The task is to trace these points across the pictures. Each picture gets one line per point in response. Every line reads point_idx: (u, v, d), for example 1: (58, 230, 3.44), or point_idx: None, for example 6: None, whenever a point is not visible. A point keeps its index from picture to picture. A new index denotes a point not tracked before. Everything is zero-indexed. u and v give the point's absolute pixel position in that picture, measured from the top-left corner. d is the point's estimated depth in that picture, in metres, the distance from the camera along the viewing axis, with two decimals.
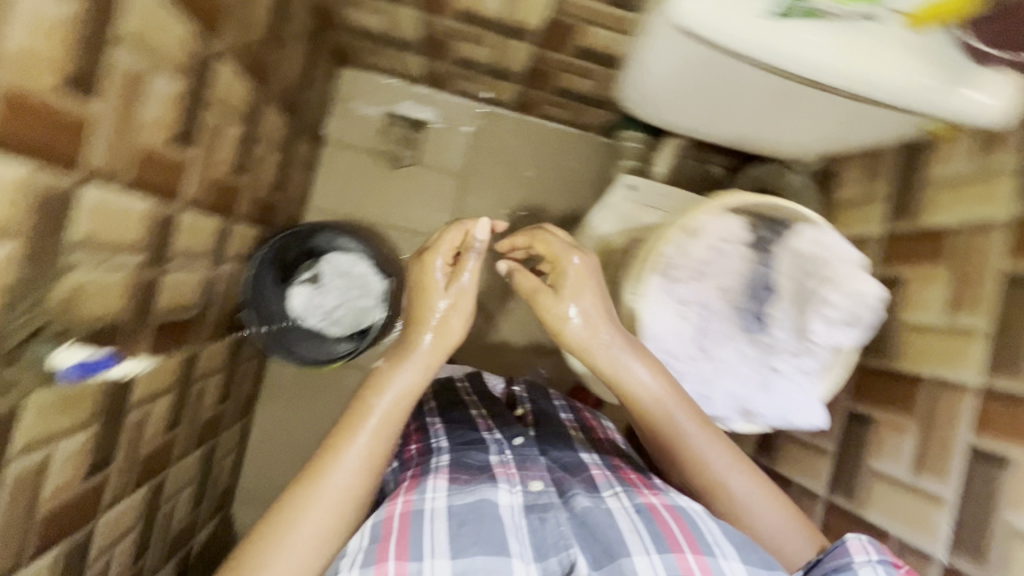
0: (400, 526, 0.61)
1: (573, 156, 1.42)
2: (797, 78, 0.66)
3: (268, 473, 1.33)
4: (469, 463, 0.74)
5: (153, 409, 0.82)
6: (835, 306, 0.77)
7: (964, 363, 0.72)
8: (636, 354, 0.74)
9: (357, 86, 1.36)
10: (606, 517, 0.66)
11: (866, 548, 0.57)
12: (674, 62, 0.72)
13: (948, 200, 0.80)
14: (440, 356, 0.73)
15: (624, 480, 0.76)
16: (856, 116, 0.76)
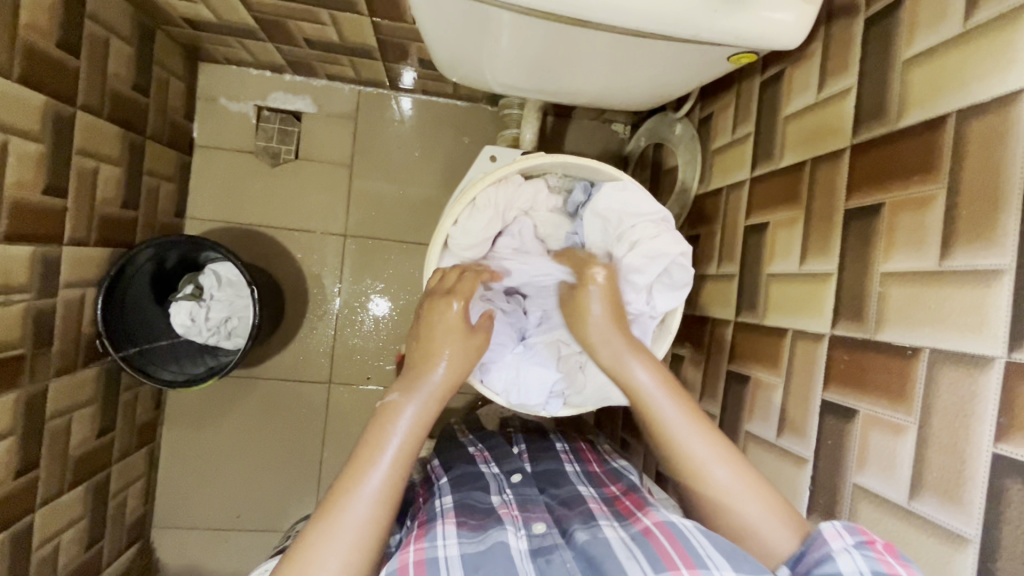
0: (416, 575, 0.57)
1: (465, 131, 1.35)
2: (561, 18, 0.64)
3: (187, 494, 1.29)
4: (473, 505, 0.70)
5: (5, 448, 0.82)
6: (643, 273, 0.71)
7: (814, 313, 0.66)
8: (632, 355, 0.67)
9: (222, 83, 1.29)
10: (606, 547, 0.60)
11: (842, 533, 0.52)
12: (448, 18, 0.71)
13: (800, 135, 0.73)
14: (446, 396, 0.66)
15: (619, 512, 0.69)
16: (655, 57, 0.73)
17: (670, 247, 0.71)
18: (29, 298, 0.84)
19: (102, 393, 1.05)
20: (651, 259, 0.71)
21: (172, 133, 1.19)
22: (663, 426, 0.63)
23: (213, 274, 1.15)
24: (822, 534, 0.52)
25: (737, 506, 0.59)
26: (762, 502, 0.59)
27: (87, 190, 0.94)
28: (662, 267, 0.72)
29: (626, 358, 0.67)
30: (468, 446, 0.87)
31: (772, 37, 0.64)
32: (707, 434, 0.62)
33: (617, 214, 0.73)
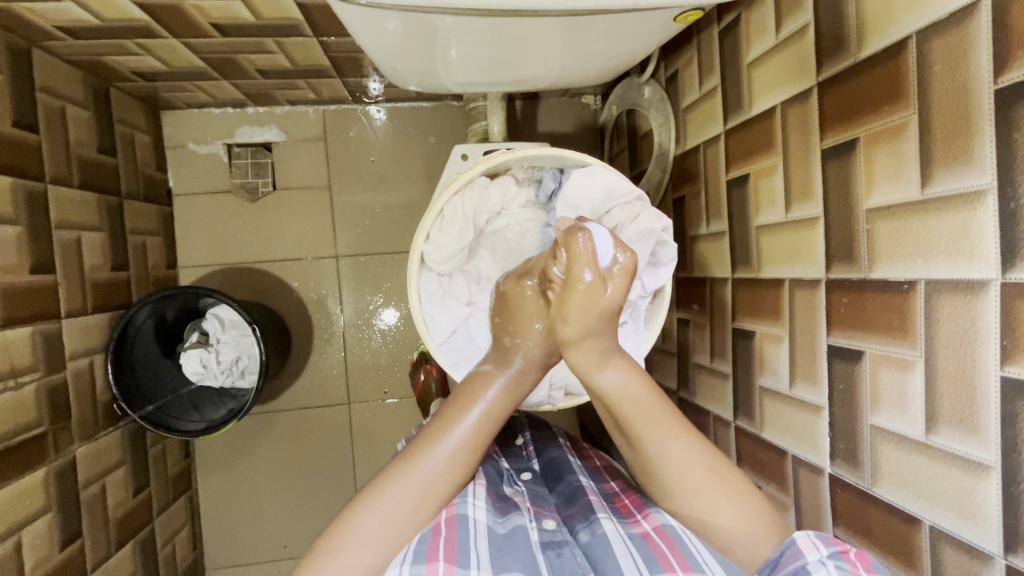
0: (447, 532, 0.59)
1: (436, 131, 1.34)
2: (496, 12, 0.63)
3: (233, 532, 1.32)
4: (493, 483, 0.74)
5: (39, 526, 0.83)
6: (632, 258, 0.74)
7: (808, 260, 0.65)
8: (597, 370, 0.59)
9: (187, 128, 1.28)
10: (604, 545, 0.61)
11: (816, 544, 0.53)
12: (391, 35, 0.70)
13: (767, 80, 0.71)
14: (537, 364, 0.67)
15: (619, 510, 0.70)
16: (604, 32, 0.71)
17: (653, 223, 0.73)
18: (38, 377, 0.85)
19: (132, 451, 1.08)
20: (636, 241, 0.73)
21: (148, 188, 1.19)
22: (644, 435, 0.59)
23: (215, 318, 1.15)
24: (799, 545, 0.53)
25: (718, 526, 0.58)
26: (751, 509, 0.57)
27: (74, 261, 0.95)
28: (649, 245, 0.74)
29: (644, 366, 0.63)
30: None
31: None
32: (699, 453, 0.59)
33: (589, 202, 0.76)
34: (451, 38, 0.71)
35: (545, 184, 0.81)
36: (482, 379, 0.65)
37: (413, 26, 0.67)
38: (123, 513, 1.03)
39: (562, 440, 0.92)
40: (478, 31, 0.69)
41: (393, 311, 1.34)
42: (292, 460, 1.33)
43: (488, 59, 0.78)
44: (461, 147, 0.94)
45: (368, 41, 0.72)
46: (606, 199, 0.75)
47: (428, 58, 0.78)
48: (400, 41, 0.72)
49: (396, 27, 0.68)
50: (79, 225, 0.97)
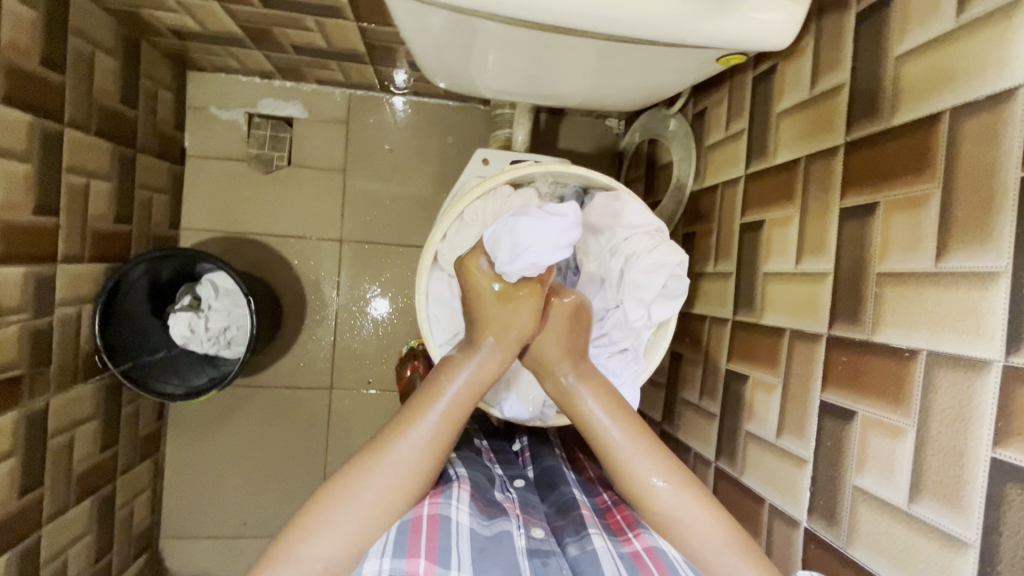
0: (429, 529, 0.60)
1: (458, 132, 1.34)
2: (546, 27, 0.63)
3: (194, 503, 1.30)
4: (482, 486, 0.74)
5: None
6: (643, 289, 0.72)
7: (811, 313, 0.66)
8: (588, 387, 0.68)
9: (210, 91, 1.27)
10: (592, 562, 0.62)
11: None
12: (434, 30, 0.70)
13: (794, 131, 0.72)
14: (507, 359, 0.67)
15: (611, 527, 0.72)
16: (643, 61, 0.72)
17: (668, 257, 0.72)
18: (24, 317, 0.84)
19: (108, 405, 1.06)
20: (650, 271, 0.72)
21: (163, 144, 1.18)
22: (603, 441, 0.65)
23: (211, 284, 1.14)
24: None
25: (682, 527, 0.61)
26: (710, 521, 0.61)
27: (78, 206, 0.94)
28: (662, 279, 0.72)
29: (581, 391, 0.67)
30: (476, 440, 0.93)
31: (760, 39, 0.63)
32: (659, 458, 0.64)
33: (609, 225, 0.76)
34: (495, 42, 0.71)
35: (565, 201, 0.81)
36: (448, 375, 0.65)
37: (459, 24, 0.67)
38: (89, 468, 1.02)
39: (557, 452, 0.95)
40: (522, 40, 0.69)
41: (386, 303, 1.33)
42: (265, 438, 1.32)
43: (525, 70, 0.79)
44: (482, 152, 0.94)
45: (409, 32, 0.71)
46: (626, 226, 0.75)
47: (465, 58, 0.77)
48: (442, 37, 0.71)
49: (441, 22, 0.67)
50: (89, 171, 0.96)
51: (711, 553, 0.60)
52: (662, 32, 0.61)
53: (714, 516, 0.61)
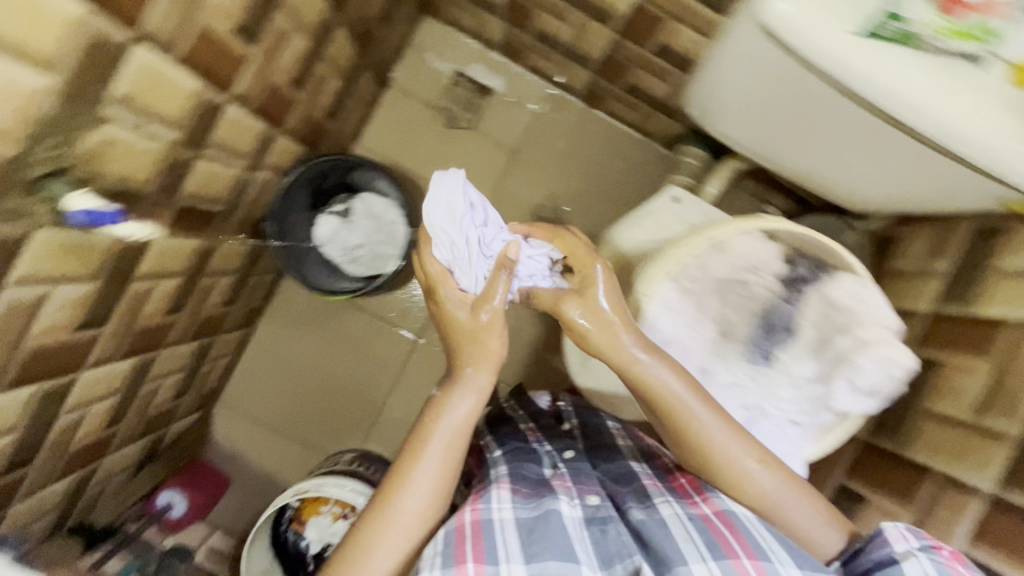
0: (473, 535, 0.62)
1: (631, 161, 1.39)
2: (870, 106, 0.65)
3: (256, 385, 1.36)
4: (524, 474, 0.74)
5: (164, 285, 0.87)
6: (863, 377, 0.73)
7: (977, 468, 0.66)
8: (662, 364, 0.72)
9: (433, 39, 1.37)
10: (660, 526, 0.66)
11: (906, 538, 0.61)
12: (743, 64, 0.72)
13: (1010, 293, 0.73)
14: (491, 373, 0.74)
15: (675, 489, 0.74)
16: (917, 170, 0.73)
17: (901, 357, 0.73)
18: (243, 166, 0.91)
19: (245, 270, 1.14)
20: (878, 364, 0.73)
21: (381, 68, 1.28)
22: (682, 417, 0.72)
23: (366, 201, 1.22)
24: (886, 534, 0.62)
25: (782, 509, 0.71)
26: (800, 499, 0.71)
27: (314, 93, 1.02)
28: (885, 374, 0.73)
29: (656, 366, 0.72)
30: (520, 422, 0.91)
31: None
32: (741, 439, 0.72)
33: (848, 306, 0.78)
34: (792, 97, 0.72)
35: (797, 270, 0.82)
36: (445, 398, 0.72)
37: (780, 67, 0.68)
38: (209, 315, 1.09)
39: (609, 421, 0.92)
40: (823, 107, 0.71)
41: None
42: (344, 356, 1.37)
43: (787, 131, 0.80)
44: (676, 190, 0.99)
45: (720, 50, 0.73)
46: (865, 311, 0.76)
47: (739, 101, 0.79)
48: (746, 73, 0.72)
49: (765, 57, 0.68)
50: (334, 67, 1.04)
51: (808, 526, 0.71)
52: (978, 151, 0.63)
53: (802, 492, 0.71)
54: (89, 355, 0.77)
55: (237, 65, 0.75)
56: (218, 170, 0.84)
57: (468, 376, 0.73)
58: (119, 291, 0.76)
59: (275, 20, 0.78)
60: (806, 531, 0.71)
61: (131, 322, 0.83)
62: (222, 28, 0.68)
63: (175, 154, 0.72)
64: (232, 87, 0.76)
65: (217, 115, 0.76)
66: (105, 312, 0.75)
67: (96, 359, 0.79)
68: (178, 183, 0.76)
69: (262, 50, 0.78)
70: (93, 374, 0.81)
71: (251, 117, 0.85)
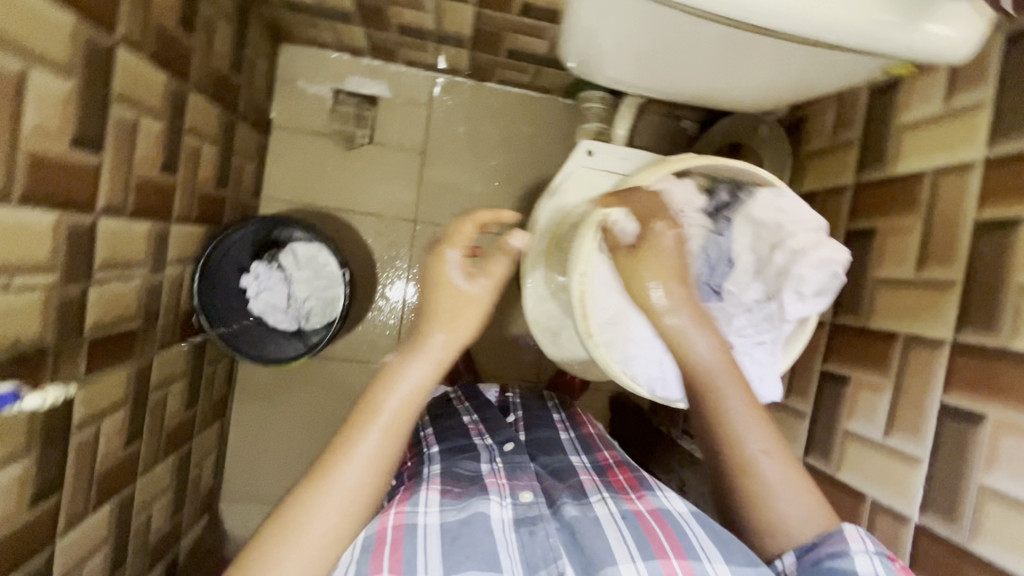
0: (392, 539, 0.63)
1: (537, 122, 1.36)
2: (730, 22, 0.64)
3: (254, 469, 1.32)
4: (459, 474, 0.78)
5: (110, 422, 0.82)
6: (807, 282, 0.70)
7: (934, 320, 0.69)
8: (697, 328, 0.71)
9: (300, 64, 1.29)
10: (591, 524, 0.69)
11: (862, 540, 0.59)
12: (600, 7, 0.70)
13: (919, 144, 0.74)
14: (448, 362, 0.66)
15: (612, 484, 0.79)
16: (801, 61, 0.73)
17: (832, 254, 0.70)
18: (145, 273, 0.85)
19: (193, 368, 1.08)
20: (816, 266, 0.70)
21: (256, 114, 1.20)
22: (719, 404, 0.69)
23: (292, 253, 1.17)
24: (842, 534, 0.60)
25: (772, 503, 0.64)
26: (797, 491, 0.65)
27: (192, 169, 0.95)
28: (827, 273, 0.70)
29: (692, 331, 0.71)
30: (466, 417, 0.93)
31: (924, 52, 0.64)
32: (760, 424, 0.68)
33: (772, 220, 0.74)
34: (664, 30, 0.71)
35: (718, 197, 0.83)
36: (391, 376, 0.63)
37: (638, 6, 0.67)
38: (175, 425, 1.04)
39: (556, 415, 1.00)
40: (694, 31, 0.70)
41: (399, 287, 1.34)
42: (327, 409, 1.34)
43: (671, 57, 0.79)
44: (588, 143, 0.97)
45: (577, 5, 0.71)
46: (792, 221, 0.73)
47: (616, 43, 0.77)
48: (610, 19, 0.71)
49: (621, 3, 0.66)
50: (202, 133, 0.97)
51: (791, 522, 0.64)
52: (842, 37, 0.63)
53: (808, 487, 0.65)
54: (56, 523, 0.73)
55: (85, 178, 0.68)
56: (116, 289, 0.78)
57: (429, 346, 0.65)
58: (58, 451, 0.71)
59: (112, 116, 0.72)
60: (784, 518, 0.64)
61: (88, 471, 0.78)
62: (49, 149, 0.62)
63: (58, 294, 0.66)
64: (91, 202, 0.70)
65: (87, 237, 0.70)
66: (53, 477, 0.71)
67: (66, 523, 0.75)
68: (75, 320, 0.71)
69: (109, 151, 0.72)
70: (70, 537, 0.76)
71: (129, 222, 0.79)
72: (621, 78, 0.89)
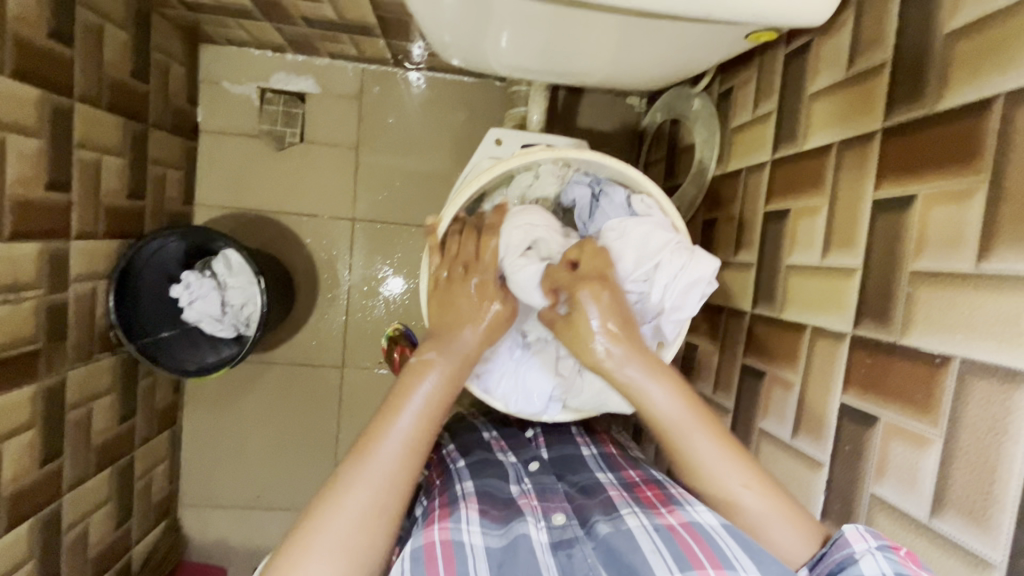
0: (443, 557, 0.57)
1: (473, 108, 1.30)
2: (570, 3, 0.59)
3: (210, 474, 1.33)
4: (494, 492, 0.70)
5: (16, 442, 0.82)
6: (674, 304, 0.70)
7: (835, 312, 0.62)
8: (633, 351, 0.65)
9: (224, 65, 1.25)
10: (628, 541, 0.59)
11: (865, 536, 0.50)
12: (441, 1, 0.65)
13: (826, 115, 0.67)
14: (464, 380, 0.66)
15: (641, 500, 0.68)
16: (678, 37, 0.67)
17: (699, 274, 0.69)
18: (39, 294, 0.85)
19: (125, 382, 1.08)
20: (685, 293, 0.69)
21: (176, 120, 1.17)
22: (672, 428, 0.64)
23: (224, 259, 1.13)
24: (844, 536, 0.51)
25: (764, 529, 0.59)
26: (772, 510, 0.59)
27: (91, 184, 0.94)
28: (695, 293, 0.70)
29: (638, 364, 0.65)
30: (485, 433, 0.87)
31: (799, 14, 0.57)
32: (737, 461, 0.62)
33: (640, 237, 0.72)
34: (518, 17, 0.66)
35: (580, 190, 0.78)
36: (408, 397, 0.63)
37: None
38: (108, 438, 1.05)
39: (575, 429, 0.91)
40: (547, 15, 0.65)
41: (400, 282, 1.33)
42: (278, 414, 1.33)
43: (543, 45, 0.74)
44: (493, 130, 0.92)
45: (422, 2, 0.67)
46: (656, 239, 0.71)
47: (482, 34, 0.73)
48: (458, 10, 0.66)
49: None
50: (102, 145, 0.95)
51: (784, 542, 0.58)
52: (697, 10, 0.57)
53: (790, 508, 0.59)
54: None
55: None
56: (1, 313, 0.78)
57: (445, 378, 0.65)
58: None
59: None
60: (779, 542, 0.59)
61: None
62: None
63: None
64: None
65: None
66: None
67: None
68: None
69: None
70: None
71: (9, 245, 0.78)
72: (508, 67, 0.84)
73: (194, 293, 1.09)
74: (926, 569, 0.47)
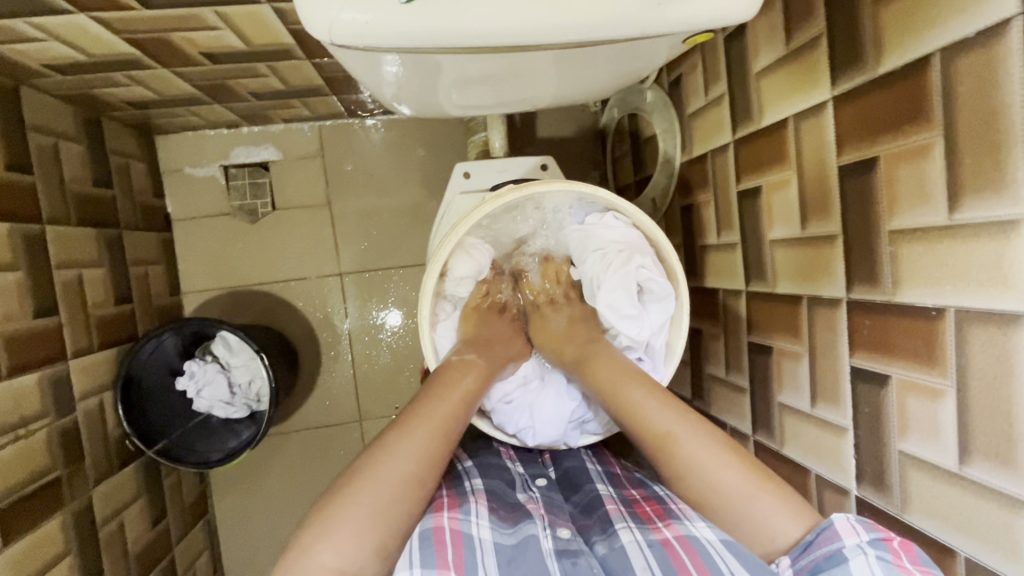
0: (452, 544, 0.58)
1: (434, 141, 1.31)
2: (504, 47, 0.60)
3: (251, 554, 1.33)
4: (501, 494, 0.71)
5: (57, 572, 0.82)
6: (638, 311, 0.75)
7: (826, 279, 0.63)
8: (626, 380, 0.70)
9: (183, 152, 1.26)
10: (621, 561, 0.60)
11: (856, 528, 0.52)
12: (381, 70, 0.66)
13: (776, 91, 0.68)
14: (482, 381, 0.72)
15: (638, 515, 0.68)
16: (618, 54, 0.68)
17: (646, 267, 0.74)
18: (48, 422, 0.85)
19: (150, 486, 1.08)
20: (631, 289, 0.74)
21: (147, 216, 1.18)
22: (673, 437, 0.64)
23: (223, 342, 1.13)
24: (835, 527, 0.53)
25: (745, 518, 0.60)
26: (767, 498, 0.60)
27: (76, 300, 0.94)
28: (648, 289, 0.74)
29: (627, 386, 0.69)
30: (494, 438, 0.88)
31: (727, 14, 0.58)
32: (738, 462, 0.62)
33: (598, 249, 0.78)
34: (458, 68, 0.67)
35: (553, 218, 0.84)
36: (423, 405, 0.66)
37: (410, 59, 0.63)
38: (145, 545, 1.04)
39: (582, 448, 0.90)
40: (486, 60, 0.65)
41: (395, 312, 1.33)
42: (307, 479, 1.33)
43: (491, 86, 0.75)
44: (461, 164, 0.93)
45: (362, 74, 0.68)
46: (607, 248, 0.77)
47: (431, 89, 0.73)
48: (399, 73, 0.67)
49: (390, 59, 0.63)
50: (80, 258, 0.96)
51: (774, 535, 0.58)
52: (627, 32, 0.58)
53: (782, 501, 0.59)
54: None
55: None
56: (14, 451, 0.78)
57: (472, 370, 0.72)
58: None
59: None
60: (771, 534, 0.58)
61: None
62: None
63: None
64: None
65: None
66: None
67: None
68: None
69: None
70: None
71: (10, 381, 0.78)
72: (463, 110, 0.84)
73: (196, 381, 1.09)
74: (911, 562, 0.49)
